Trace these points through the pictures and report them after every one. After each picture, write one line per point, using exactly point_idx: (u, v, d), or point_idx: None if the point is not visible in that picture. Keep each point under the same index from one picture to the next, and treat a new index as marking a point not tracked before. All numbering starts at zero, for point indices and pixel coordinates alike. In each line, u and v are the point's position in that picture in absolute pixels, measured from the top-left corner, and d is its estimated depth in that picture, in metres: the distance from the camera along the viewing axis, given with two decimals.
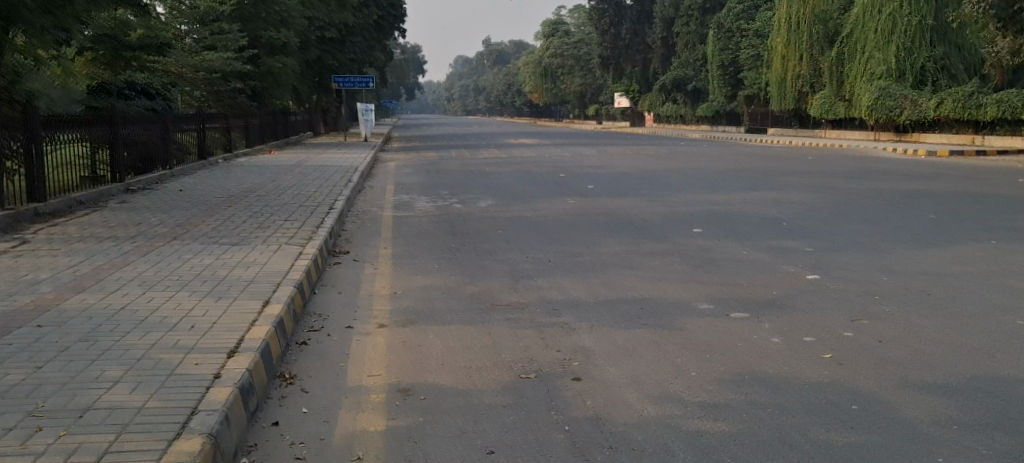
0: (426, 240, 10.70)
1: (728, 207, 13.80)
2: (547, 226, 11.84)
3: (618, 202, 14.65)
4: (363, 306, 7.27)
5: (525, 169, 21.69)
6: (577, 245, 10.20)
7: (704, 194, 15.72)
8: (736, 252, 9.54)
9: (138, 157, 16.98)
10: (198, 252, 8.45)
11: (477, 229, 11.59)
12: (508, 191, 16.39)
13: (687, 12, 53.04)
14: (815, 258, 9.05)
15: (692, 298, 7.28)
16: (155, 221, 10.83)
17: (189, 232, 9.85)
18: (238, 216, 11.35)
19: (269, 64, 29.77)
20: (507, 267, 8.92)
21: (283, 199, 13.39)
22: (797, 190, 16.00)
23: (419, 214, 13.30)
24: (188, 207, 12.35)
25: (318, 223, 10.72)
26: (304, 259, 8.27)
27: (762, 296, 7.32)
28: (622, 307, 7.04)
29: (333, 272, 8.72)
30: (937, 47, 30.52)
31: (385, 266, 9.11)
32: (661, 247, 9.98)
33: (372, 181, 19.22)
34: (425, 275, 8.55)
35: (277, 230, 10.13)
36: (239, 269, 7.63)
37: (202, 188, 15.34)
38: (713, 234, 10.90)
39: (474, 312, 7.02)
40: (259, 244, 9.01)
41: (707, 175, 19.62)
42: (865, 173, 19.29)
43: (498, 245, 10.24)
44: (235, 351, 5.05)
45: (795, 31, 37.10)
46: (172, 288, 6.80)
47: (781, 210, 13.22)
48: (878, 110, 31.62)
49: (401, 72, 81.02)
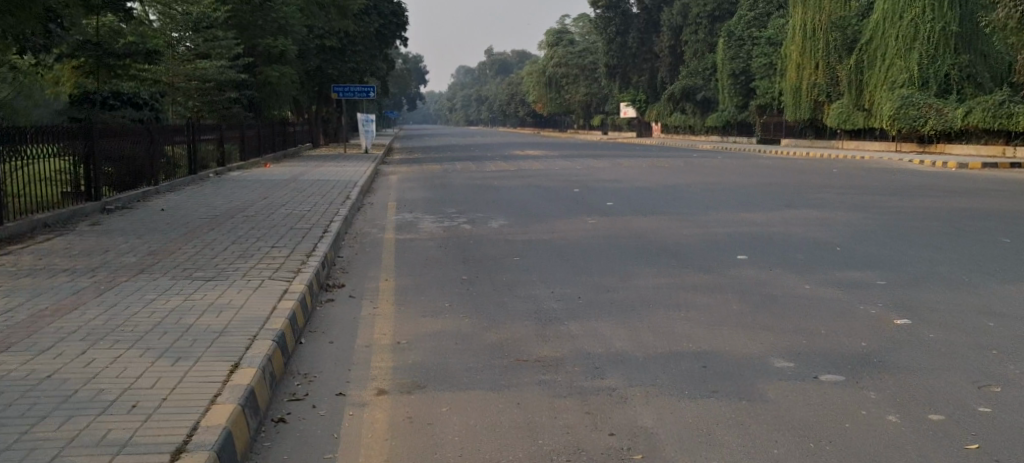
0: (434, 270, 9.37)
1: (767, 227, 12.47)
2: (570, 251, 10.51)
3: (643, 221, 13.33)
4: (361, 363, 5.93)
5: (537, 183, 20.32)
6: (608, 276, 8.86)
7: (737, 212, 14.35)
8: (796, 286, 8.19)
9: (122, 171, 15.66)
10: (163, 291, 7.08)
11: (491, 255, 10.25)
12: (521, 209, 15.05)
13: (695, 21, 51.73)
14: (893, 296, 7.67)
15: (764, 351, 5.93)
16: (125, 247, 9.53)
17: (160, 263, 8.49)
18: (220, 242, 10.02)
19: (266, 73, 28.52)
20: (530, 306, 7.56)
21: (274, 220, 12.08)
22: (837, 208, 14.61)
23: (425, 236, 11.98)
24: (166, 230, 11.05)
25: (310, 251, 9.39)
26: (290, 299, 6.91)
27: (850, 348, 5.98)
28: (681, 364, 5.69)
29: (324, 313, 7.38)
30: (963, 54, 29.23)
31: (387, 304, 7.74)
32: (706, 278, 8.65)
33: (374, 197, 17.87)
34: (434, 318, 7.20)
35: (262, 259, 8.78)
36: (208, 315, 6.27)
37: (188, 207, 14.03)
38: (763, 262, 9.57)
39: (497, 371, 5.67)
40: (239, 280, 7.64)
41: (733, 189, 18.28)
42: (903, 188, 17.92)
43: (517, 277, 8.89)
44: (183, 450, 3.79)
45: (810, 39, 35.95)
46: (120, 344, 5.43)
47: (828, 231, 11.86)
48: (901, 120, 29.99)
49: (403, 81, 79.65)
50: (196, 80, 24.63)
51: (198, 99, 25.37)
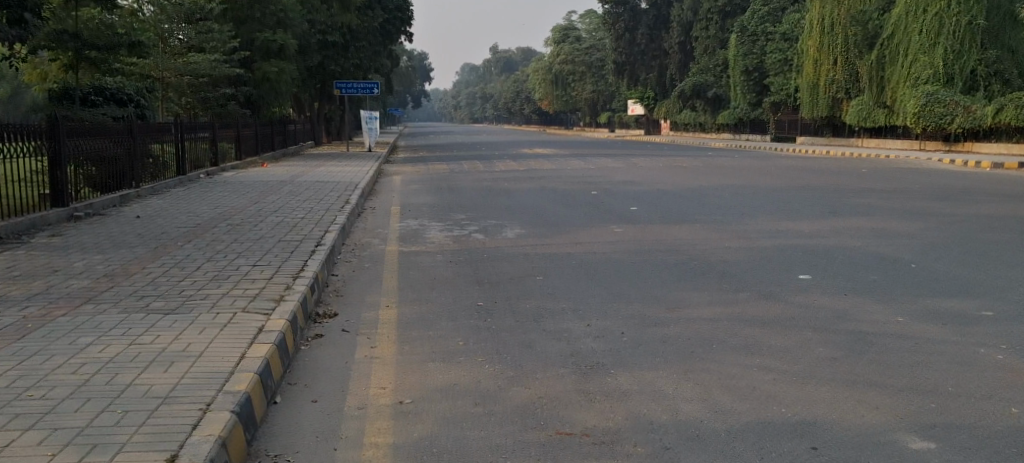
0: (443, 294, 7.92)
1: (820, 239, 10.97)
2: (601, 269, 9.08)
3: (676, 231, 11.86)
4: (351, 437, 4.54)
5: (549, 186, 18.89)
6: (650, 304, 7.43)
7: (778, 219, 12.88)
8: (885, 319, 6.76)
9: (99, 172, 14.15)
10: (106, 332, 5.65)
11: (507, 274, 8.79)
12: (536, 216, 13.59)
13: (707, 16, 50.10)
14: (1014, 335, 6.18)
15: (882, 425, 4.52)
16: (81, 266, 8.14)
17: (115, 290, 7.06)
18: (192, 258, 8.60)
19: (264, 69, 26.62)
20: (564, 347, 6.12)
21: (262, 230, 10.63)
22: (890, 215, 13.12)
23: (433, 248, 10.55)
24: (135, 243, 9.61)
25: (297, 271, 7.94)
26: (264, 343, 5.49)
27: (995, 417, 4.59)
28: (781, 444, 4.34)
29: (308, 357, 5.95)
30: (989, 49, 27.63)
31: (388, 343, 6.30)
32: (771, 307, 7.22)
33: (375, 202, 16.42)
34: (447, 364, 5.76)
35: (239, 283, 7.35)
36: (153, 370, 4.87)
37: (168, 213, 12.59)
38: (830, 284, 8.10)
39: (532, 454, 4.30)
40: (204, 314, 6.22)
41: (764, 193, 16.84)
42: (951, 191, 16.41)
43: (543, 304, 7.46)
44: None
45: (829, 33, 34.30)
46: (16, 422, 4.11)
47: (890, 244, 10.41)
48: (925, 118, 28.40)
49: (406, 78, 77.80)
50: (188, 75, 22.95)
51: (190, 95, 24.05)
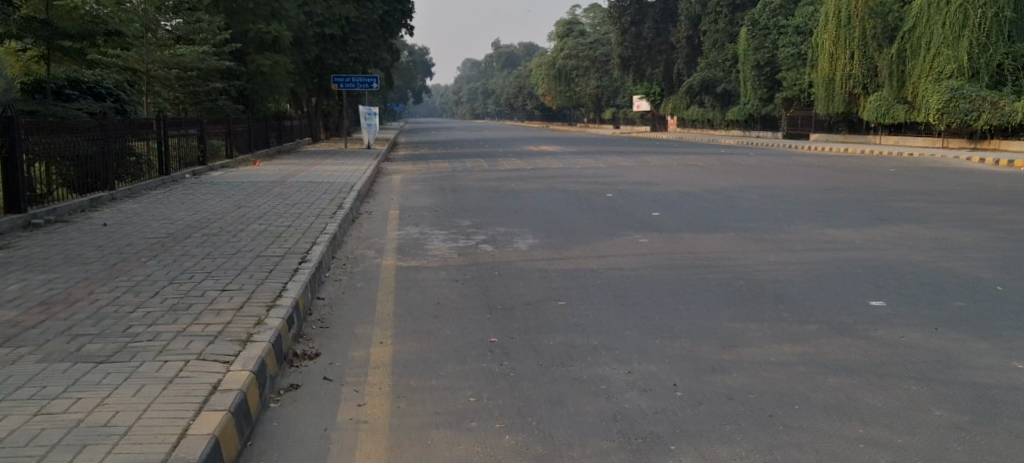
0: (449, 325, 6.56)
1: (874, 250, 9.63)
2: (634, 290, 7.76)
3: (708, 241, 10.52)
4: None
5: (558, 186, 17.53)
6: (702, 340, 6.07)
7: (819, 227, 11.54)
8: (999, 364, 5.44)
9: (71, 174, 12.75)
10: (10, 395, 4.35)
11: (524, 298, 7.45)
12: (550, 222, 12.27)
13: (715, 9, 48.70)
14: None
15: None
16: (16, 291, 6.78)
17: (43, 326, 5.71)
18: (153, 280, 7.25)
19: (258, 62, 25.19)
20: (606, 406, 4.79)
21: (238, 242, 9.28)
22: (944, 223, 11.77)
23: (435, 262, 9.21)
24: (89, 258, 8.26)
25: (273, 297, 6.56)
26: (217, 410, 4.18)
27: None
28: None
29: (279, 423, 4.61)
30: (1018, 42, 26.47)
31: (380, 397, 4.98)
32: (852, 345, 5.88)
33: (372, 204, 15.10)
34: (457, 433, 4.44)
35: (201, 315, 6.01)
36: None
37: (138, 220, 11.23)
38: (913, 313, 6.76)
39: None
40: (147, 364, 4.89)
41: (794, 195, 15.50)
42: (1000, 194, 15.05)
43: (572, 339, 6.12)
44: None
45: (845, 27, 32.69)
46: None
47: (961, 258, 9.08)
48: (950, 114, 26.92)
49: (407, 74, 76.33)
50: (176, 68, 21.47)
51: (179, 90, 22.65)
